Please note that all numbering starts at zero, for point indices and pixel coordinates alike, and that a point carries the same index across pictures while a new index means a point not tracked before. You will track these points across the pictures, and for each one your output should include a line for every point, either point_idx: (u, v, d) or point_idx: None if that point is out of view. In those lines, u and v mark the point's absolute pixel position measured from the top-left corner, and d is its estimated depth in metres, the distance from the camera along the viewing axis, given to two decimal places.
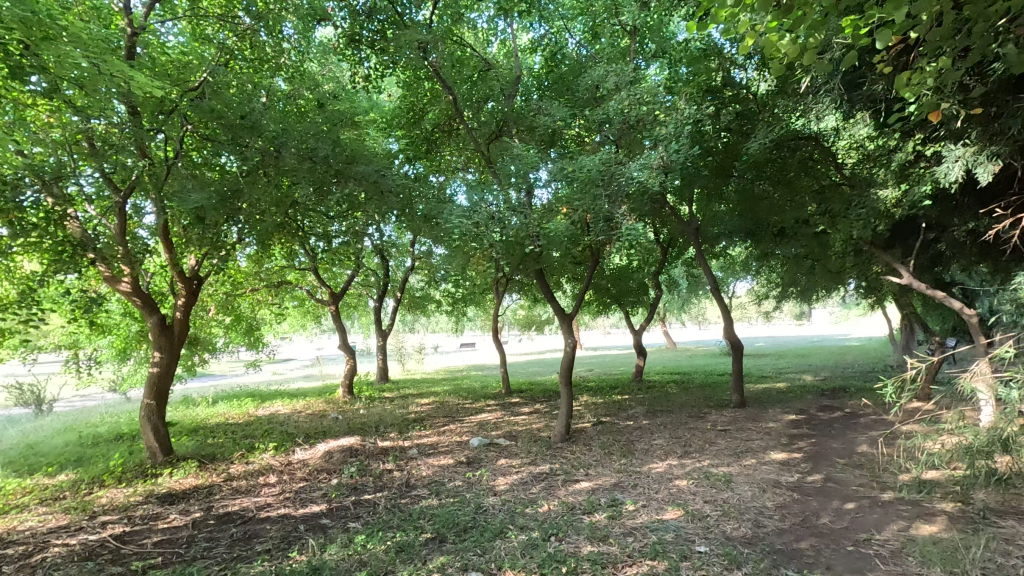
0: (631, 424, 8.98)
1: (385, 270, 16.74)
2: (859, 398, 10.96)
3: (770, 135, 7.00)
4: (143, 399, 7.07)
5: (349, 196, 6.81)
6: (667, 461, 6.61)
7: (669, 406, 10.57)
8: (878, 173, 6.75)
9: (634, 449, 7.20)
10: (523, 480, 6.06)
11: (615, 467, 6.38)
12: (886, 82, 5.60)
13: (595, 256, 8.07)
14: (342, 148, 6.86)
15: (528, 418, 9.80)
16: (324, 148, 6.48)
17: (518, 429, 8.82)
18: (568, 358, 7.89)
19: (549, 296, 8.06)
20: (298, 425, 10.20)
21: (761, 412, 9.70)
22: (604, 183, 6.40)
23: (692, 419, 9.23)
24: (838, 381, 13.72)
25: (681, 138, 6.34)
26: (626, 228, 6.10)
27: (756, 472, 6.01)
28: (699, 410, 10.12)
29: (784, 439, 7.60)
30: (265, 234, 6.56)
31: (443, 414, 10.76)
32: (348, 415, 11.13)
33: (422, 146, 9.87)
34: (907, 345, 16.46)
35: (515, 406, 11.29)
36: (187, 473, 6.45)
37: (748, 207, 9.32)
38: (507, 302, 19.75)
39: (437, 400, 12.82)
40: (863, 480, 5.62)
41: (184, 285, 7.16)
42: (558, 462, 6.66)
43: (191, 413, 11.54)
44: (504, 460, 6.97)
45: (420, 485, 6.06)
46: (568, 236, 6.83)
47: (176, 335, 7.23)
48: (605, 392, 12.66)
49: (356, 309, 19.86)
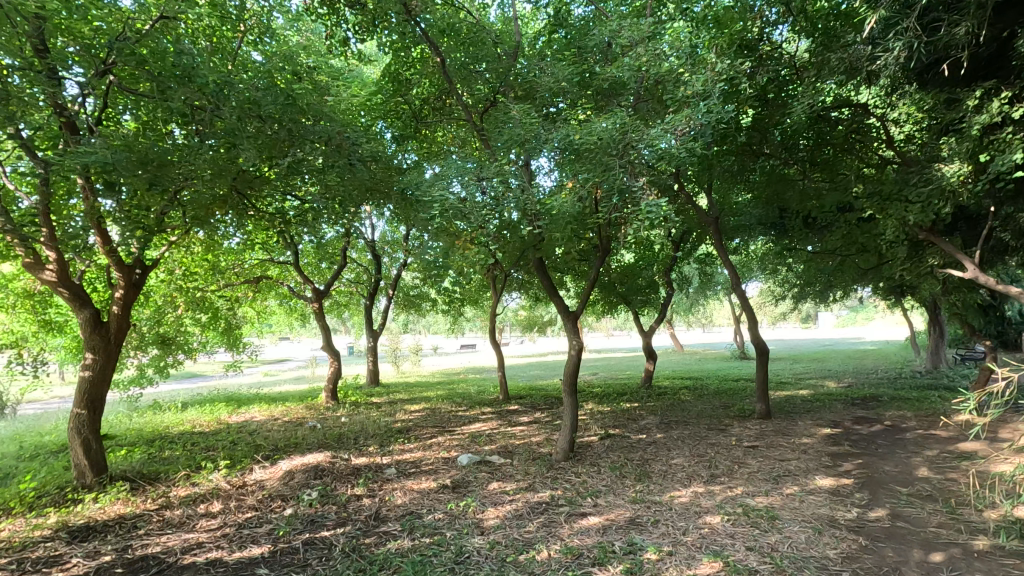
0: (644, 438, 7.87)
1: (376, 266, 15.70)
2: (897, 409, 9.83)
3: (815, 100, 5.86)
4: (73, 409, 6.01)
5: (304, 162, 5.58)
6: (691, 488, 5.50)
7: (684, 417, 9.45)
8: (947, 142, 5.62)
9: (651, 472, 6.10)
10: (518, 512, 4.97)
11: (628, 496, 5.28)
12: (973, 22, 4.46)
13: (604, 243, 6.92)
14: (295, 102, 5.57)
15: (527, 430, 8.69)
16: (276, 105, 5.21)
17: (515, 443, 7.72)
18: (572, 362, 6.79)
19: (552, 292, 6.94)
20: (269, 435, 9.09)
21: (790, 424, 8.59)
22: (619, 150, 5.30)
23: (713, 433, 8.12)
24: (867, 389, 12.53)
25: (713, 98, 5.21)
26: (644, 204, 4.96)
27: (803, 505, 4.91)
28: (720, 421, 9.00)
29: (826, 459, 6.49)
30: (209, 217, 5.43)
31: (433, 424, 9.68)
32: (328, 423, 10.04)
33: (410, 124, 8.79)
34: (937, 351, 15.39)
35: (513, 415, 10.19)
36: (114, 500, 5.38)
37: (778, 190, 8.13)
38: (507, 302, 18.71)
39: (429, 406, 11.71)
40: (941, 519, 4.51)
41: (122, 275, 6.12)
42: (561, 488, 5.56)
43: (153, 420, 10.50)
44: (496, 483, 5.88)
45: (393, 517, 4.97)
46: (574, 214, 5.54)
47: (113, 334, 6.16)
48: (612, 399, 11.55)
49: (347, 308, 18.80)
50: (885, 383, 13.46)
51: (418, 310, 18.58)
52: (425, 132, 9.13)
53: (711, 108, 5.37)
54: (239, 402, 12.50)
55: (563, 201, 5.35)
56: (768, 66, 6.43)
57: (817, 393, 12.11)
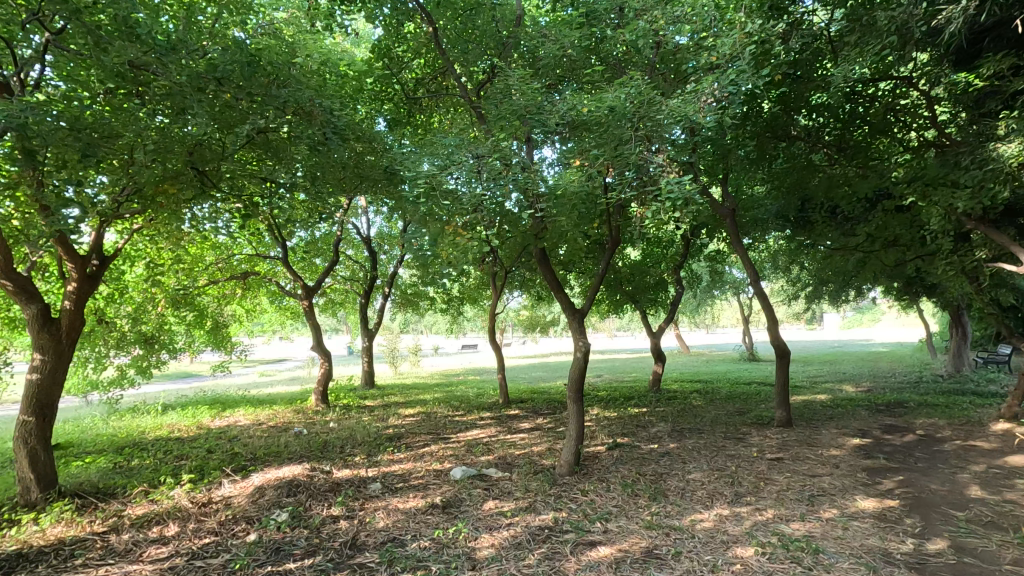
0: (655, 448, 7.20)
1: (373, 263, 15.06)
2: (927, 416, 9.12)
3: (855, 69, 5.20)
4: (19, 415, 5.34)
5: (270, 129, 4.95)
6: (714, 510, 4.82)
7: (698, 424, 8.76)
8: (1006, 118, 4.95)
9: (667, 490, 5.42)
10: (517, 540, 4.30)
11: (643, 521, 4.60)
12: None
13: (615, 234, 6.22)
14: (259, 60, 4.92)
15: (528, 438, 8.01)
16: (234, 63, 4.54)
17: (514, 453, 7.05)
18: (578, 364, 6.12)
19: (555, 286, 6.25)
20: (250, 442, 8.41)
21: (814, 433, 7.90)
22: (635, 119, 4.62)
23: (730, 443, 7.44)
24: (889, 394, 11.80)
25: (744, 63, 4.54)
26: (665, 182, 4.24)
27: (849, 534, 4.23)
28: (737, 429, 8.31)
29: (863, 476, 5.79)
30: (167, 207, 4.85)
31: (427, 430, 8.98)
32: (314, 429, 9.34)
33: (405, 107, 8.11)
34: (959, 354, 14.69)
35: (513, 421, 9.51)
36: (56, 521, 4.71)
37: (804, 175, 7.42)
38: (510, 300, 18.04)
39: (424, 410, 11.03)
40: (1016, 555, 3.83)
41: (76, 266, 5.47)
42: (566, 510, 4.89)
43: (130, 425, 9.86)
44: (493, 502, 5.21)
45: (372, 545, 4.31)
46: (583, 194, 4.86)
47: (65, 331, 5.50)
48: (618, 404, 10.86)
49: (343, 307, 18.19)
50: (907, 387, 12.74)
51: (417, 310, 17.88)
52: (421, 116, 8.45)
53: (740, 76, 4.72)
54: (224, 405, 11.84)
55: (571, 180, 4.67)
56: (801, 31, 5.71)
57: (836, 398, 11.40)
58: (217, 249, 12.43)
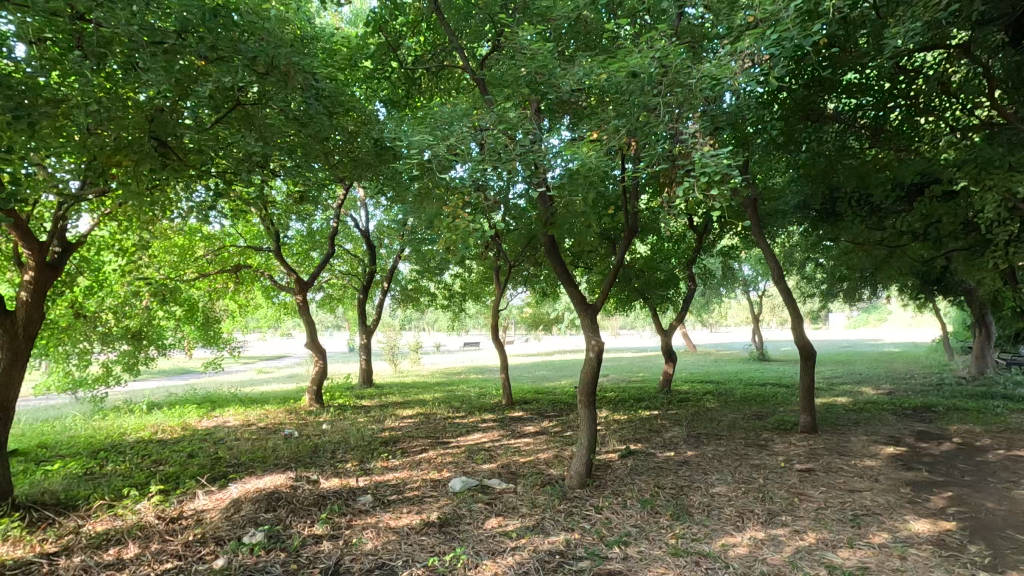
0: (672, 457, 6.62)
1: (372, 256, 14.54)
2: (961, 423, 8.50)
3: (910, 30, 4.59)
4: None
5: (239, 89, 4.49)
6: (747, 533, 4.25)
7: (715, 430, 8.18)
8: None
9: (690, 507, 4.84)
10: (524, 568, 3.74)
11: (667, 546, 4.03)
12: None
13: (629, 224, 5.70)
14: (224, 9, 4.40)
15: (533, 443, 7.45)
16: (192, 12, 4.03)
17: (519, 461, 6.48)
18: (591, 364, 5.54)
19: (565, 277, 5.66)
20: (236, 445, 7.86)
21: (843, 441, 7.31)
22: (663, 84, 4.04)
23: (754, 452, 6.85)
24: (914, 398, 11.20)
25: (790, 21, 3.96)
26: (700, 155, 3.66)
27: (909, 566, 3.66)
28: (758, 436, 7.72)
29: (907, 491, 5.21)
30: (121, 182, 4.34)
31: (425, 433, 8.42)
32: (306, 431, 8.76)
33: (406, 87, 7.57)
34: (982, 354, 14.07)
35: (517, 424, 8.94)
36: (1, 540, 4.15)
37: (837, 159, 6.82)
38: (513, 296, 17.47)
39: (422, 411, 10.46)
40: None
41: (33, 252, 4.93)
42: (578, 531, 4.32)
43: (113, 424, 9.36)
44: (496, 520, 4.65)
45: (357, 572, 3.75)
46: (601, 170, 4.29)
47: (21, 325, 4.95)
48: (628, 406, 10.28)
49: (340, 302, 17.67)
50: (931, 390, 12.13)
51: (418, 306, 17.31)
52: (421, 98, 7.90)
53: (783, 36, 4.14)
54: (214, 404, 11.30)
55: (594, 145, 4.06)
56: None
57: (859, 401, 10.78)
58: (207, 240, 11.90)
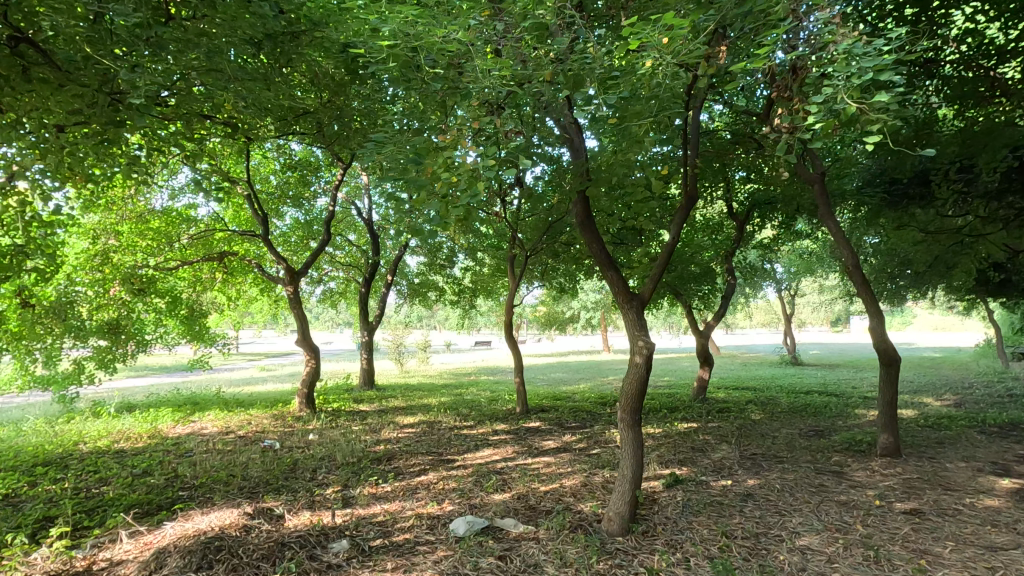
0: (731, 489, 5.29)
1: (375, 245, 13.39)
2: None
3: None
4: None
5: None
6: None
7: (773, 451, 6.81)
8: None
9: (782, 573, 3.51)
10: None
11: None
12: None
13: (686, 194, 4.50)
14: None
15: (556, 465, 6.16)
16: None
17: (540, 491, 5.18)
18: (637, 373, 4.26)
19: (599, 248, 4.40)
20: (203, 459, 6.67)
21: (939, 469, 5.92)
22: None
23: (833, 483, 5.46)
24: (992, 412, 9.70)
25: None
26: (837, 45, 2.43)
27: None
28: (829, 460, 6.36)
29: None
30: (29, 104, 4.09)
31: (427, 447, 7.17)
32: (289, 442, 7.55)
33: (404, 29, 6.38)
34: None
35: (535, 437, 7.65)
36: None
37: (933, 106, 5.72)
38: (528, 292, 16.20)
39: (426, 418, 9.22)
40: None
41: None
42: None
43: (70, 429, 8.18)
44: None
45: None
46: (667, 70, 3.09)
47: None
48: (662, 417, 8.96)
49: (343, 298, 16.51)
50: (1006, 402, 10.62)
51: (426, 302, 16.11)
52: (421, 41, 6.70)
53: None
54: (196, 407, 10.17)
55: (663, 34, 2.92)
56: None
57: (929, 415, 9.31)
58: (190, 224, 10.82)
